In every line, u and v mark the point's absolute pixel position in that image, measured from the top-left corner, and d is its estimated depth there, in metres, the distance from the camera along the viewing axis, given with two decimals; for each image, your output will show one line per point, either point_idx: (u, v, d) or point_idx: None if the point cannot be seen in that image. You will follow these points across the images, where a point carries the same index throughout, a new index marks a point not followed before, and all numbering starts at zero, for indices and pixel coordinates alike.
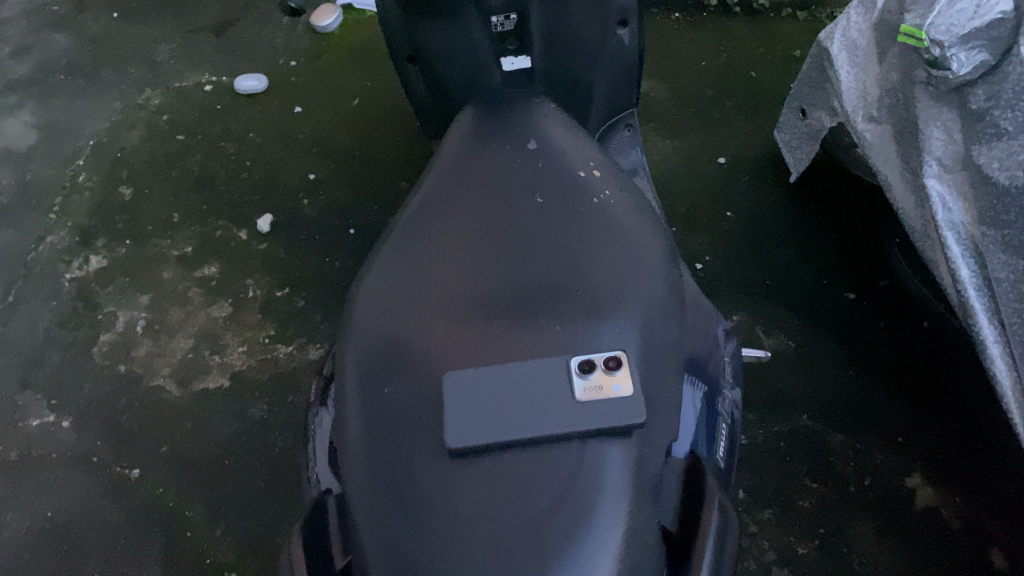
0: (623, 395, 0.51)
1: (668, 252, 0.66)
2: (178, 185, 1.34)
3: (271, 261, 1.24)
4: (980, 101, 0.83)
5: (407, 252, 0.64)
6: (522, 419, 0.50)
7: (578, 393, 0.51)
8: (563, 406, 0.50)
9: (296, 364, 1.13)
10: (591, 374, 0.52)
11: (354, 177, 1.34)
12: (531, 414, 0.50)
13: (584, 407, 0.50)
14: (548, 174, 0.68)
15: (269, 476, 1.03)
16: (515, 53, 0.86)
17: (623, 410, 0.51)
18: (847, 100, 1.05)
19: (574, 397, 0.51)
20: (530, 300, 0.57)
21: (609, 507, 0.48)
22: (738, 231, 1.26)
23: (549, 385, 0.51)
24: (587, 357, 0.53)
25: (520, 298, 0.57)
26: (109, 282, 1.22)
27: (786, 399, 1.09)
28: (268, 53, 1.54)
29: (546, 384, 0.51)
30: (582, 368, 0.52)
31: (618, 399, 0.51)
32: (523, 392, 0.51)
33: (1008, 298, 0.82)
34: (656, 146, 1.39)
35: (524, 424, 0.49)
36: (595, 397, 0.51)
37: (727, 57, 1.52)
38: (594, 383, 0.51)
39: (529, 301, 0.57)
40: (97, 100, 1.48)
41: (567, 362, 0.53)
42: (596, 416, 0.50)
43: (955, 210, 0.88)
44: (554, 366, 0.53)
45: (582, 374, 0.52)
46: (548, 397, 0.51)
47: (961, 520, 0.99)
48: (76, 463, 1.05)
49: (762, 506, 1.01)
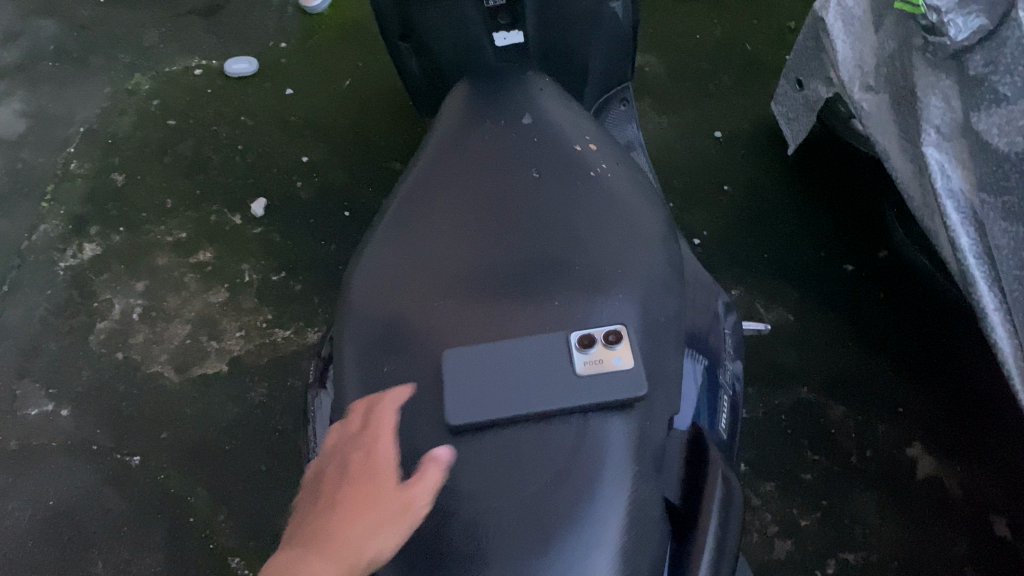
0: (624, 368, 0.51)
1: (666, 225, 0.65)
2: (171, 170, 1.33)
3: (267, 246, 1.23)
4: (978, 66, 0.82)
5: (402, 231, 0.63)
6: (522, 396, 0.49)
7: (579, 367, 0.50)
8: (564, 381, 0.50)
9: (294, 348, 1.13)
10: (591, 349, 0.51)
11: (348, 158, 1.33)
12: (532, 391, 0.50)
13: (585, 381, 0.50)
14: (544, 149, 0.67)
15: (271, 459, 1.03)
16: (507, 27, 0.84)
17: (624, 384, 0.50)
18: (844, 70, 1.04)
19: (575, 372, 0.50)
20: (528, 276, 0.57)
21: (612, 479, 0.48)
22: (735, 205, 1.26)
23: (549, 361, 0.51)
24: (587, 332, 0.52)
25: (518, 275, 0.57)
26: (104, 269, 1.21)
27: (787, 372, 1.09)
28: (258, 35, 1.52)
29: (546, 359, 0.51)
30: (582, 342, 0.52)
31: (619, 373, 0.51)
32: (522, 368, 0.51)
33: (1008, 266, 0.82)
34: (651, 121, 1.37)
35: (524, 400, 0.49)
36: (596, 371, 0.50)
37: (722, 30, 1.50)
38: (595, 357, 0.51)
39: (527, 277, 0.57)
40: (87, 86, 1.46)
41: (567, 337, 0.52)
42: (597, 391, 0.50)
43: (954, 177, 0.88)
44: (553, 341, 0.52)
45: (582, 349, 0.51)
46: (548, 373, 0.50)
47: (963, 489, 0.99)
48: (76, 451, 1.04)
49: (765, 479, 1.01)
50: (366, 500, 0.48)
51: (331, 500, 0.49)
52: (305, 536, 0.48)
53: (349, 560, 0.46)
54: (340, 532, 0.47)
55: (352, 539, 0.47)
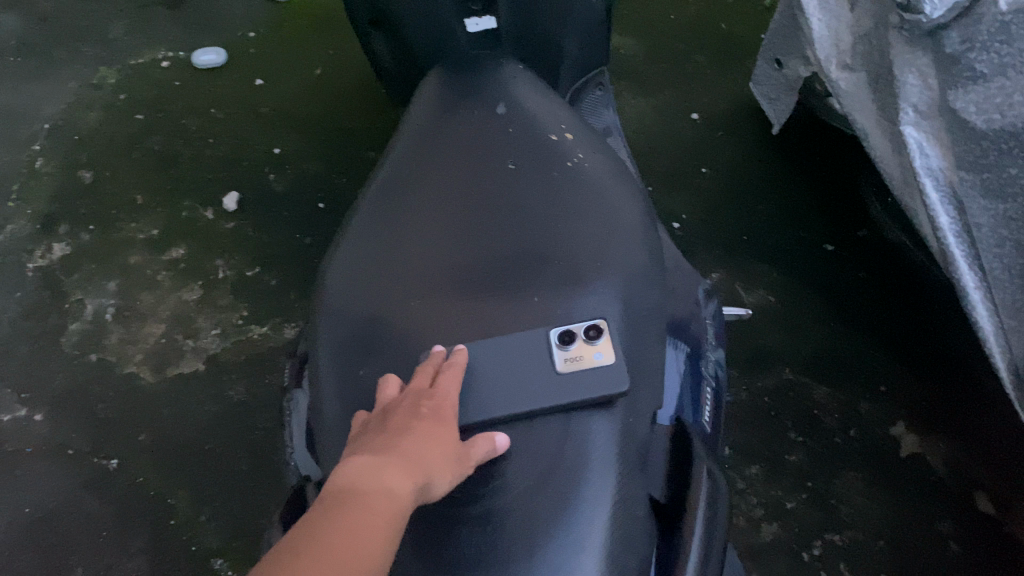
0: (604, 364, 0.50)
1: (646, 214, 0.64)
2: (140, 166, 1.30)
3: (241, 240, 1.21)
4: (954, 44, 0.81)
5: (378, 226, 0.61)
6: (500, 397, 0.49)
7: (558, 365, 0.50)
8: (543, 380, 0.49)
9: (272, 344, 1.11)
10: (571, 345, 0.50)
11: (321, 149, 1.31)
12: (513, 392, 0.49)
13: (565, 380, 0.49)
14: (519, 138, 0.66)
15: (252, 458, 1.01)
16: (479, 13, 0.82)
17: (603, 381, 0.49)
18: (820, 49, 1.03)
19: (554, 370, 0.49)
20: (508, 271, 0.56)
21: (597, 477, 0.47)
22: (715, 187, 1.25)
23: (527, 360, 0.50)
24: (567, 328, 0.52)
25: (498, 270, 0.56)
26: (75, 269, 1.18)
27: (769, 354, 1.08)
28: (226, 25, 1.49)
29: (525, 358, 0.50)
30: (561, 338, 0.51)
31: (599, 369, 0.50)
32: (502, 367, 0.50)
33: (988, 243, 0.82)
34: (628, 104, 1.36)
35: (502, 402, 0.48)
36: (575, 369, 0.49)
37: (697, 10, 1.49)
38: (575, 354, 0.50)
39: (506, 273, 0.55)
40: (51, 81, 1.42)
41: (548, 334, 0.51)
42: (576, 389, 0.49)
43: (932, 155, 0.87)
44: (532, 339, 0.51)
45: (562, 346, 0.51)
46: (528, 373, 0.49)
47: (946, 466, 1.00)
48: (52, 456, 1.02)
49: (749, 463, 1.00)
50: (437, 439, 0.44)
51: (397, 430, 0.45)
52: (374, 452, 0.43)
53: (421, 483, 0.42)
54: (413, 454, 0.43)
55: (426, 465, 0.43)
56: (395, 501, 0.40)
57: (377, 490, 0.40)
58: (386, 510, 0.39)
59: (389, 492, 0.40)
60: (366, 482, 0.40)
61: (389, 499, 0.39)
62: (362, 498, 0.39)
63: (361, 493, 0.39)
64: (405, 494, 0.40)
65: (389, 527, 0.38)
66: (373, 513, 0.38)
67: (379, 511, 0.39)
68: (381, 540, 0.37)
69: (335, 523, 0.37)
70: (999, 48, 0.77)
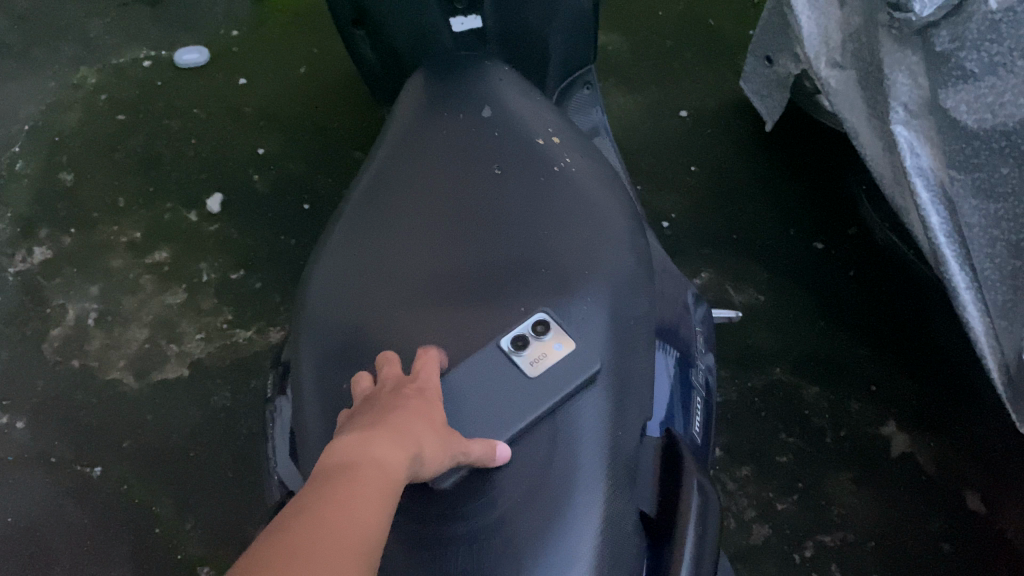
0: (566, 350, 0.50)
1: (634, 218, 0.63)
2: (122, 168, 1.28)
3: (225, 243, 1.19)
4: (944, 43, 0.80)
5: (361, 232, 0.60)
6: (492, 421, 0.46)
7: (525, 369, 0.49)
8: (520, 390, 0.48)
9: (257, 348, 1.10)
10: (530, 348, 0.49)
11: (306, 149, 1.29)
12: (495, 405, 0.47)
13: (539, 382, 0.48)
14: (504, 143, 0.65)
15: (237, 464, 1.00)
16: (464, 12, 0.81)
17: (571, 369, 0.49)
18: (809, 46, 1.02)
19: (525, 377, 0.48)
20: (494, 280, 0.54)
21: (586, 492, 0.46)
22: (703, 186, 1.24)
23: (498, 375, 0.48)
24: (525, 330, 0.50)
25: (484, 278, 0.55)
26: (56, 273, 1.17)
27: (759, 354, 1.07)
28: (208, 23, 1.47)
29: (490, 375, 0.48)
30: (513, 343, 0.50)
31: (563, 358, 0.50)
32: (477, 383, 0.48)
33: (979, 243, 0.82)
34: (615, 101, 1.35)
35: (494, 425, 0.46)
36: (541, 365, 0.49)
37: (685, 6, 1.48)
38: (535, 352, 0.49)
39: (492, 282, 0.54)
40: (30, 81, 1.40)
41: (510, 339, 0.50)
42: (554, 386, 0.48)
43: (923, 155, 0.87)
44: (485, 355, 0.49)
45: (518, 349, 0.49)
46: (501, 388, 0.48)
47: (936, 464, 0.99)
48: (34, 465, 1.01)
49: (740, 464, 1.00)
50: (424, 416, 0.43)
51: (381, 409, 0.43)
52: (358, 430, 0.41)
53: (411, 454, 0.40)
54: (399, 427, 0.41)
55: (414, 437, 0.41)
56: (386, 471, 0.37)
57: (368, 460, 0.38)
58: (377, 481, 0.37)
59: (379, 463, 0.38)
60: (354, 455, 0.38)
61: (379, 469, 0.37)
62: (352, 468, 0.37)
63: (348, 466, 0.37)
64: (396, 464, 0.38)
65: (383, 496, 0.36)
66: (364, 484, 0.36)
67: (372, 480, 0.36)
68: (374, 510, 0.35)
69: (324, 495, 0.34)
70: (990, 47, 0.76)
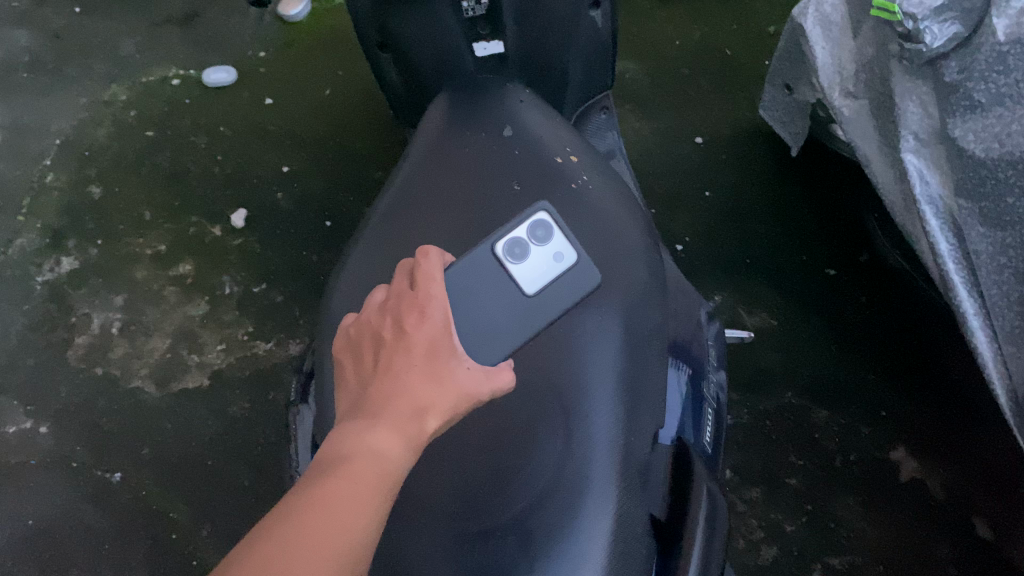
0: (569, 264, 0.53)
1: (648, 237, 0.64)
2: (149, 182, 1.31)
3: (247, 257, 1.22)
4: (952, 73, 0.82)
5: (385, 248, 0.63)
6: (498, 338, 0.50)
7: (525, 285, 0.52)
8: (522, 303, 0.52)
9: (276, 360, 1.12)
10: (532, 258, 0.53)
11: (329, 167, 1.32)
12: (500, 312, 0.51)
13: (540, 298, 0.52)
14: (523, 162, 0.67)
15: (254, 472, 1.02)
16: (487, 38, 0.84)
17: (573, 284, 0.53)
18: (824, 76, 1.05)
19: (525, 292, 0.52)
20: None
21: (597, 495, 0.48)
22: (717, 211, 1.26)
23: (500, 285, 0.52)
24: (527, 240, 0.53)
25: None
26: (82, 283, 1.19)
27: (771, 378, 1.09)
28: (234, 42, 1.50)
29: (491, 284, 0.51)
30: (513, 251, 0.53)
31: (565, 272, 0.53)
32: (483, 289, 0.51)
33: (987, 270, 0.84)
34: (632, 127, 1.38)
35: (494, 337, 0.50)
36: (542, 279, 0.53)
37: (702, 33, 1.50)
38: (535, 264, 0.53)
39: None
40: (62, 97, 1.44)
41: (512, 247, 0.53)
42: (552, 303, 0.52)
43: (932, 183, 0.88)
44: (487, 262, 0.52)
45: (518, 258, 0.53)
46: (501, 301, 0.51)
47: (945, 490, 1.00)
48: (56, 469, 1.03)
49: (749, 486, 1.01)
50: (429, 373, 0.42)
51: (384, 368, 0.42)
52: (362, 407, 0.41)
53: (413, 431, 0.40)
54: (402, 400, 0.41)
55: (416, 409, 0.41)
56: (381, 465, 0.38)
57: (361, 455, 0.38)
58: (371, 479, 0.38)
59: (372, 455, 0.38)
60: (349, 447, 0.39)
61: (373, 463, 0.38)
62: (345, 466, 0.38)
63: (342, 463, 0.38)
64: (392, 453, 0.39)
65: (373, 497, 0.37)
66: (356, 483, 0.37)
67: (364, 480, 0.37)
68: (364, 516, 0.37)
69: (310, 505, 0.36)
70: (997, 78, 0.78)
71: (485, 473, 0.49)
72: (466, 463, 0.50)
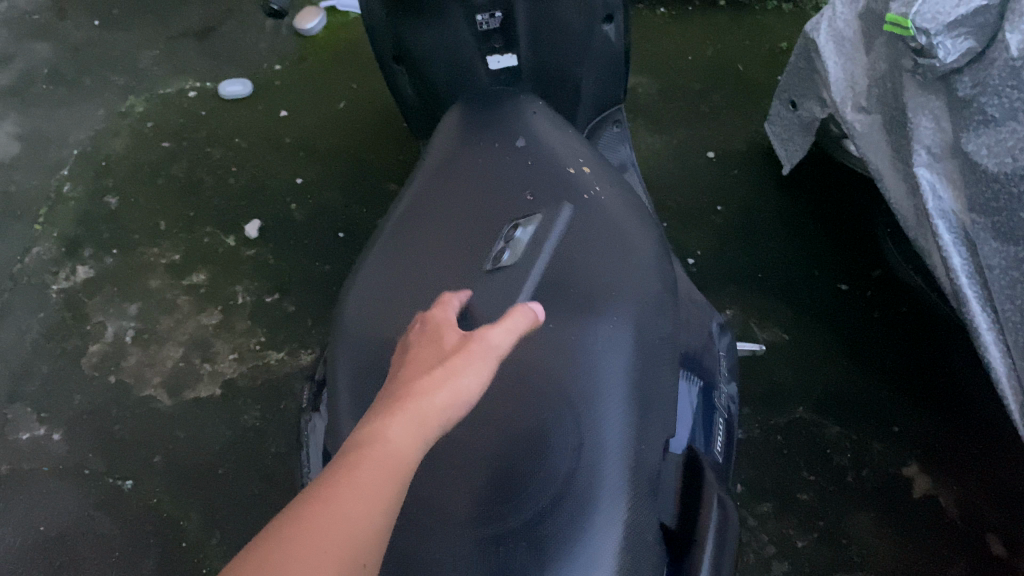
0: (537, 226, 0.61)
1: (660, 247, 0.65)
2: (164, 192, 1.33)
3: (261, 267, 1.23)
4: (966, 88, 0.82)
5: (399, 254, 0.63)
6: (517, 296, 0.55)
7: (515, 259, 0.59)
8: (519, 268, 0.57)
9: (288, 370, 1.12)
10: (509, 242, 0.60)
11: (343, 179, 1.33)
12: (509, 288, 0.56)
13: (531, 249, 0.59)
14: (537, 172, 0.67)
15: (265, 482, 1.02)
16: (501, 51, 0.85)
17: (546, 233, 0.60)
18: (836, 91, 1.05)
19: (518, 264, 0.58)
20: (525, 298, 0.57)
21: (608, 503, 0.48)
22: (728, 225, 1.26)
23: (511, 293, 0.57)
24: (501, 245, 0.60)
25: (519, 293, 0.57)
26: (97, 292, 1.20)
27: (782, 392, 1.08)
28: (252, 56, 1.52)
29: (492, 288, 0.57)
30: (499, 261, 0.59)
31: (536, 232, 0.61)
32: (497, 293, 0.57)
33: (999, 285, 0.83)
34: (643, 141, 1.38)
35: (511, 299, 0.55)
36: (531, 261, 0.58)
37: (714, 51, 1.51)
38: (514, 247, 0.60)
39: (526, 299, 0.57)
40: (80, 109, 1.46)
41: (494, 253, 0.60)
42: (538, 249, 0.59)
43: (945, 198, 0.88)
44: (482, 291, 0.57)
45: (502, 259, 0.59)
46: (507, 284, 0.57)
47: (959, 508, 0.99)
48: (67, 476, 1.04)
49: (760, 500, 1.00)
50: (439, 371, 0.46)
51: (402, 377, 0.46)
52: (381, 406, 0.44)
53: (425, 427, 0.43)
54: (416, 401, 0.44)
55: (428, 407, 0.44)
56: (400, 448, 0.41)
57: (381, 438, 0.41)
58: (390, 459, 0.40)
59: (390, 439, 0.41)
60: (370, 434, 0.41)
61: (388, 455, 0.40)
62: (366, 447, 0.40)
63: (362, 446, 0.40)
64: (410, 440, 0.42)
65: (390, 486, 0.39)
66: (378, 462, 0.40)
67: (384, 458, 0.40)
68: (384, 491, 0.39)
69: (328, 498, 0.37)
70: (1010, 94, 0.78)
71: (495, 478, 0.49)
72: (477, 469, 0.50)
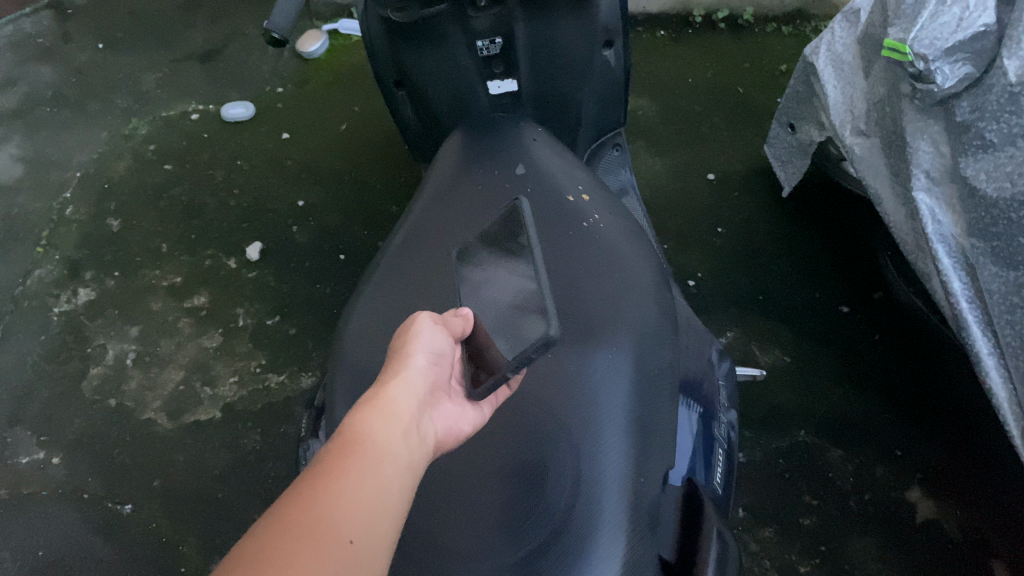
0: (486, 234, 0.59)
1: (659, 274, 0.65)
2: (167, 214, 1.33)
3: (263, 290, 1.23)
4: (965, 113, 0.83)
5: (397, 281, 0.63)
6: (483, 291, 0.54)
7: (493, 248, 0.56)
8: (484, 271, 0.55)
9: (288, 393, 1.12)
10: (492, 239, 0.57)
11: (344, 202, 1.34)
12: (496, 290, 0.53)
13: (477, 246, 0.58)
14: (537, 200, 0.67)
15: (263, 506, 1.01)
16: (501, 76, 0.86)
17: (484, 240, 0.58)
18: (835, 115, 1.05)
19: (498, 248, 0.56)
20: None
21: (606, 534, 0.47)
22: (728, 246, 1.26)
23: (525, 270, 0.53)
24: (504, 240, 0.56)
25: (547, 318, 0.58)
26: (98, 315, 1.21)
27: (785, 416, 1.08)
28: (256, 79, 1.54)
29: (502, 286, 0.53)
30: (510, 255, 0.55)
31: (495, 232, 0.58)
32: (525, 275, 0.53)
33: (999, 309, 0.82)
34: (644, 163, 1.39)
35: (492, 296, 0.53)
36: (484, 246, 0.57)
37: (714, 74, 1.53)
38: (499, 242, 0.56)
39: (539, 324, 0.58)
40: (84, 131, 1.47)
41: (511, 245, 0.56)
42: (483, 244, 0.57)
43: (944, 222, 0.88)
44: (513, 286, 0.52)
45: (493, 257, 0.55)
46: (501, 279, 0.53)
47: (962, 532, 0.98)
48: (66, 500, 1.03)
49: (762, 525, 0.99)
50: (389, 378, 0.49)
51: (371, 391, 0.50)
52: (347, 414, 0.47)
53: (394, 424, 0.46)
54: (375, 402, 0.47)
55: (387, 405, 0.47)
56: (372, 445, 0.43)
57: (350, 440, 0.43)
58: (362, 455, 0.43)
59: (358, 437, 0.44)
60: (340, 438, 0.44)
61: (354, 452, 0.42)
62: (338, 449, 0.43)
63: (333, 451, 0.43)
64: (380, 435, 0.44)
65: (363, 477, 0.41)
66: (351, 459, 0.42)
67: (358, 456, 0.42)
68: (360, 482, 0.41)
69: (307, 497, 0.39)
70: (1008, 119, 0.78)
71: (501, 516, 0.49)
72: (478, 504, 0.50)
